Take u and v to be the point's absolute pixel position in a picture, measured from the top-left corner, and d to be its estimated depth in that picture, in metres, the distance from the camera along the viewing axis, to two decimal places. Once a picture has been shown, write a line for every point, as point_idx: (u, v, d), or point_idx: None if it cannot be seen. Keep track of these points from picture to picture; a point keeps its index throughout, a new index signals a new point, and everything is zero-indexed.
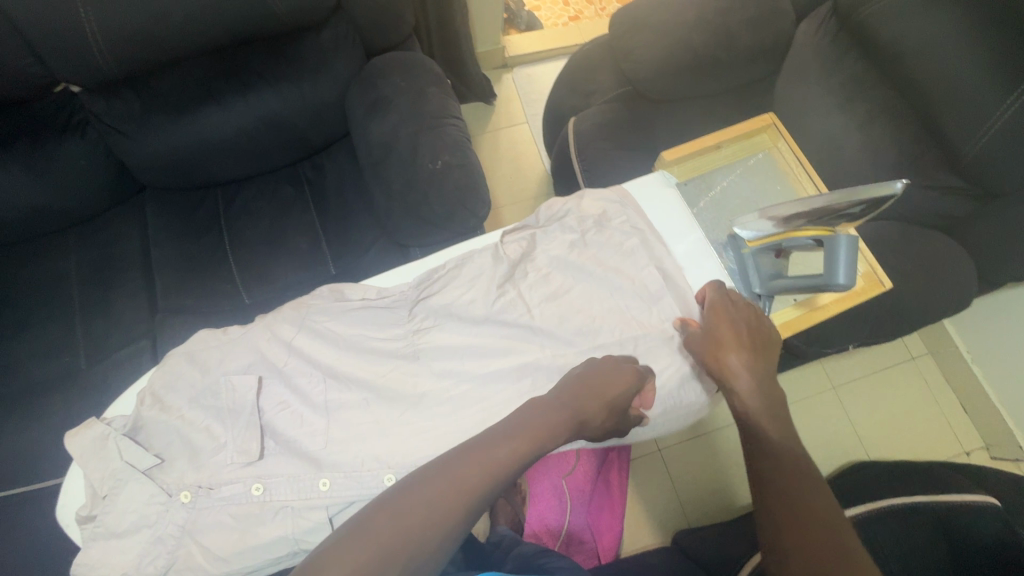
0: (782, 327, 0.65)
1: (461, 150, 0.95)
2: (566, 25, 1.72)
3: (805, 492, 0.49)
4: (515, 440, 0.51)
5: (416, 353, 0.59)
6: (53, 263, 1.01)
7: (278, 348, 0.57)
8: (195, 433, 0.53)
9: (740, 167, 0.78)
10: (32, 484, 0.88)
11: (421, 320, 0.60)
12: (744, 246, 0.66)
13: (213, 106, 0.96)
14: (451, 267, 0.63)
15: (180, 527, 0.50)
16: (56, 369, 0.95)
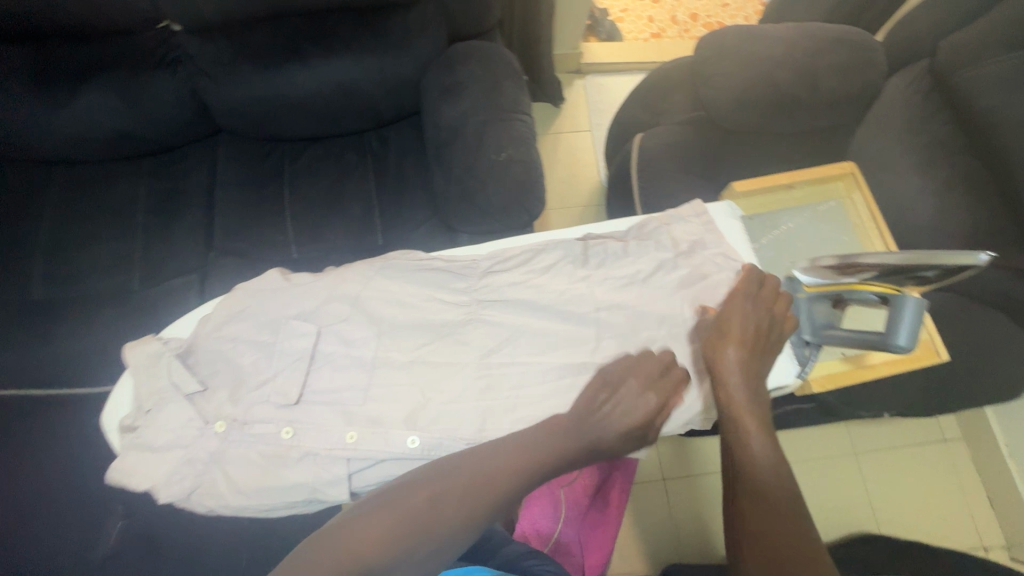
0: (826, 381, 0.62)
1: (525, 145, 0.96)
2: (647, 41, 1.71)
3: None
4: (501, 458, 0.50)
5: (470, 324, 0.58)
6: (128, 187, 1.08)
7: (339, 305, 0.58)
8: (242, 367, 0.56)
9: (809, 212, 0.76)
10: (76, 387, 0.96)
11: (485, 295, 0.59)
12: (800, 289, 0.62)
13: (299, 65, 0.99)
14: (531, 251, 0.62)
15: (209, 453, 0.52)
16: (117, 287, 1.02)
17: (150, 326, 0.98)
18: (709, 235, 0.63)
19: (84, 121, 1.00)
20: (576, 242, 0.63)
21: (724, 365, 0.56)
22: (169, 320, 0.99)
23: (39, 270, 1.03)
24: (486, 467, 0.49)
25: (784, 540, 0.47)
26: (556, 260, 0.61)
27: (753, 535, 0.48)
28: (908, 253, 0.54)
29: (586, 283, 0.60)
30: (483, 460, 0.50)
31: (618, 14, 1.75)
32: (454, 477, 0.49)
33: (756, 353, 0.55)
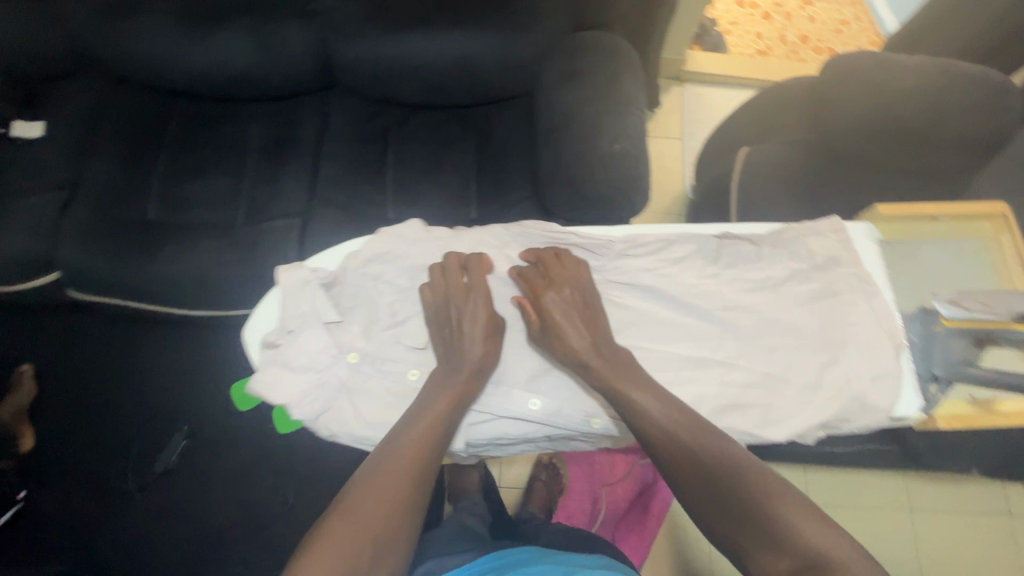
0: (952, 419, 0.58)
1: (638, 141, 0.96)
2: (752, 57, 1.67)
3: (767, 512, 0.50)
4: (414, 438, 0.57)
5: (597, 302, 0.64)
6: (243, 128, 1.12)
7: (480, 264, 0.65)
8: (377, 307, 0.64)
9: (950, 246, 0.70)
10: (191, 307, 1.05)
11: (612, 277, 0.65)
12: (938, 321, 0.60)
13: (426, 32, 1.01)
14: (663, 241, 0.66)
15: (341, 381, 0.61)
16: (222, 219, 1.06)
17: (251, 263, 1.02)
18: (845, 252, 0.64)
19: (216, 60, 1.04)
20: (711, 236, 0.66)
21: (846, 386, 0.58)
22: (269, 258, 1.02)
23: (153, 192, 1.07)
24: (407, 452, 0.56)
25: (736, 484, 0.53)
26: (690, 253, 0.65)
27: (699, 486, 0.54)
28: None
29: (713, 282, 0.64)
30: (397, 449, 0.57)
31: (725, 26, 1.73)
32: (382, 467, 0.56)
33: (597, 325, 0.61)
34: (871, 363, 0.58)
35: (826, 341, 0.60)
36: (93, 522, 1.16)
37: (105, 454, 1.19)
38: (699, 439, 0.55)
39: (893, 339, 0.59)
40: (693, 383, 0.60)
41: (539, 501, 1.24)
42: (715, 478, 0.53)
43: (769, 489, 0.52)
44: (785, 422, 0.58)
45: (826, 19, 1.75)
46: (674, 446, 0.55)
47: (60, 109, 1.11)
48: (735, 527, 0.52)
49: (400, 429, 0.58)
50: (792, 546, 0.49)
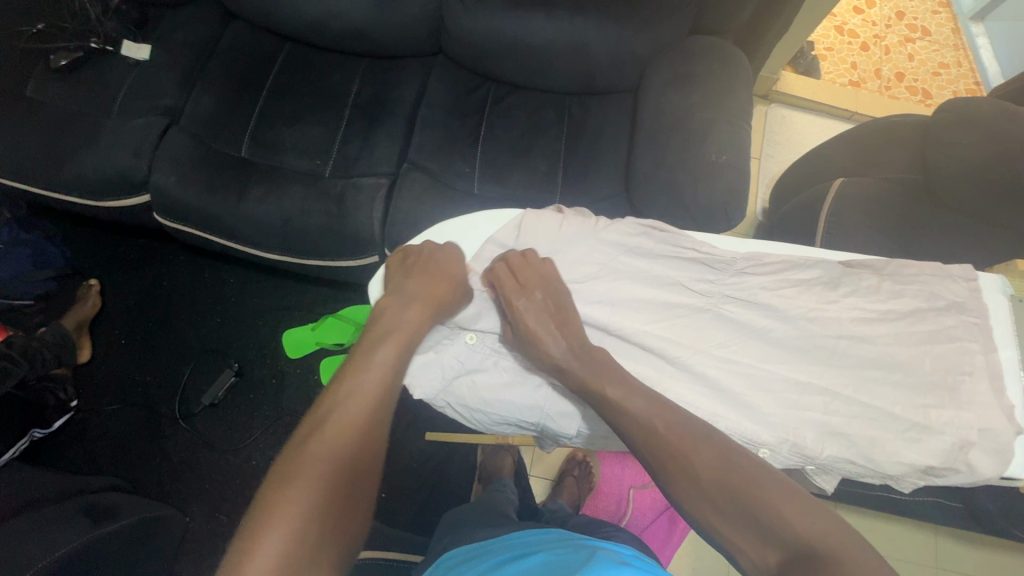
0: None
1: (745, 154, 0.94)
2: (845, 86, 1.63)
3: (753, 504, 0.52)
4: (368, 389, 0.60)
5: (711, 313, 0.65)
6: (344, 81, 1.13)
7: (597, 259, 0.68)
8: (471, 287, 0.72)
9: None
10: (266, 248, 1.06)
11: (730, 291, 0.65)
12: None
13: (545, 13, 1.01)
14: (787, 263, 0.66)
15: (458, 362, 0.67)
16: (311, 167, 1.07)
17: (335, 216, 1.02)
18: (972, 301, 0.63)
19: (333, 9, 1.05)
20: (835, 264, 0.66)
21: (959, 434, 0.57)
22: (353, 212, 1.02)
23: (248, 131, 1.08)
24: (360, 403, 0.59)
25: (713, 479, 0.54)
26: (815, 278, 0.65)
27: (687, 481, 0.55)
28: None
29: (834, 311, 0.63)
30: (346, 403, 0.59)
31: (821, 52, 1.68)
32: (325, 424, 0.57)
33: (568, 327, 0.64)
34: (979, 416, 0.58)
35: (936, 386, 0.60)
36: (138, 442, 1.19)
37: (159, 378, 1.22)
38: (682, 441, 0.56)
39: (1003, 398, 0.58)
40: (799, 409, 0.61)
41: (568, 496, 1.24)
42: (699, 472, 0.55)
43: (748, 472, 0.54)
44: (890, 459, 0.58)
45: (925, 60, 1.70)
46: (660, 450, 0.56)
47: (171, 36, 1.13)
48: (723, 518, 0.53)
49: (350, 383, 0.60)
50: (781, 534, 0.51)
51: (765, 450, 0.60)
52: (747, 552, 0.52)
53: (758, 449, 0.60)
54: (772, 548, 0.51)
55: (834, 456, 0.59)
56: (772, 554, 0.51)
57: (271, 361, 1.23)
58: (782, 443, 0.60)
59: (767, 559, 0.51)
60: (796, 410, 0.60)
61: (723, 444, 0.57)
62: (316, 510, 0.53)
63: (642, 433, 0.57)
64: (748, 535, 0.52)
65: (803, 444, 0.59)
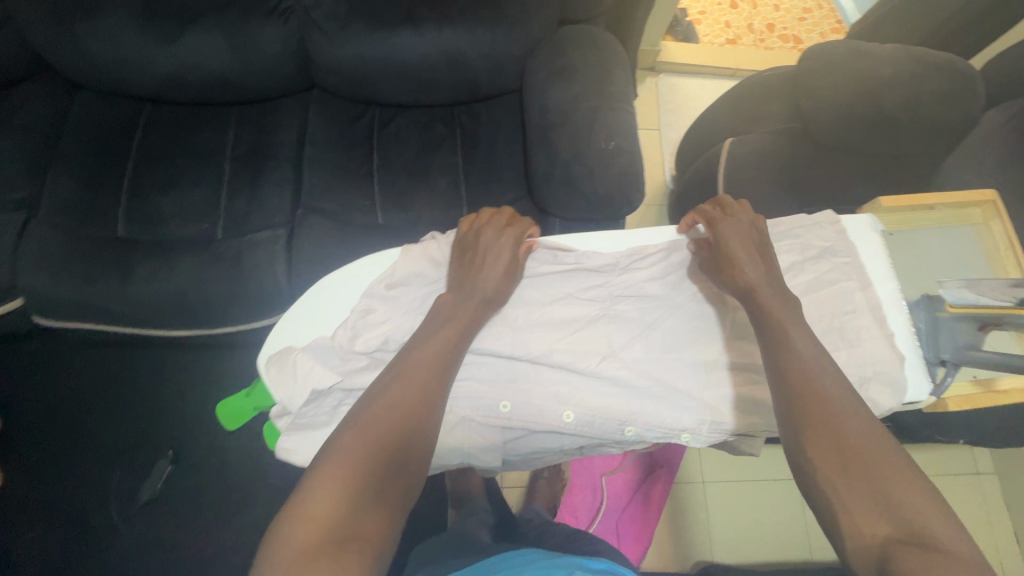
0: (961, 400, 0.60)
1: (632, 137, 0.95)
2: (723, 46, 1.70)
3: (875, 477, 0.50)
4: (379, 416, 0.56)
5: (606, 316, 0.67)
6: (218, 135, 1.07)
7: None
8: (379, 317, 0.66)
9: (950, 234, 0.69)
10: (175, 328, 1.00)
11: (618, 291, 0.68)
12: (942, 309, 0.61)
13: (411, 31, 0.98)
14: (663, 252, 0.70)
15: None
16: (200, 233, 1.01)
17: (236, 278, 0.97)
18: (841, 242, 0.64)
19: (187, 61, 0.99)
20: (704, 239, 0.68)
21: (858, 374, 0.59)
22: (253, 274, 0.97)
23: (123, 208, 1.01)
24: (374, 429, 0.56)
25: (856, 448, 0.52)
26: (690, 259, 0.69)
27: (821, 439, 0.53)
28: None
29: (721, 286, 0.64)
30: (360, 429, 0.56)
31: (695, 16, 1.74)
32: (383, 392, 0.58)
33: (767, 255, 0.64)
34: (869, 352, 0.59)
35: (827, 332, 0.61)
36: (77, 559, 1.09)
37: (86, 486, 1.12)
38: (828, 405, 0.54)
39: (886, 329, 0.60)
40: (710, 388, 0.64)
41: (543, 499, 1.25)
42: (841, 440, 0.52)
43: (883, 451, 0.51)
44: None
45: (790, 8, 1.80)
46: (807, 407, 0.54)
47: (12, 119, 1.03)
48: (844, 481, 0.51)
49: (361, 413, 0.57)
50: (886, 511, 0.48)
51: (688, 434, 0.63)
52: (858, 523, 0.48)
53: (681, 435, 0.62)
54: (888, 524, 0.48)
55: (760, 422, 0.62)
56: (885, 528, 0.47)
57: (208, 438, 1.16)
58: (702, 425, 0.62)
59: (867, 531, 0.48)
60: (706, 394, 0.63)
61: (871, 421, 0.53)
62: (368, 478, 0.53)
63: (802, 382, 0.56)
64: (862, 506, 0.49)
65: (724, 418, 0.62)
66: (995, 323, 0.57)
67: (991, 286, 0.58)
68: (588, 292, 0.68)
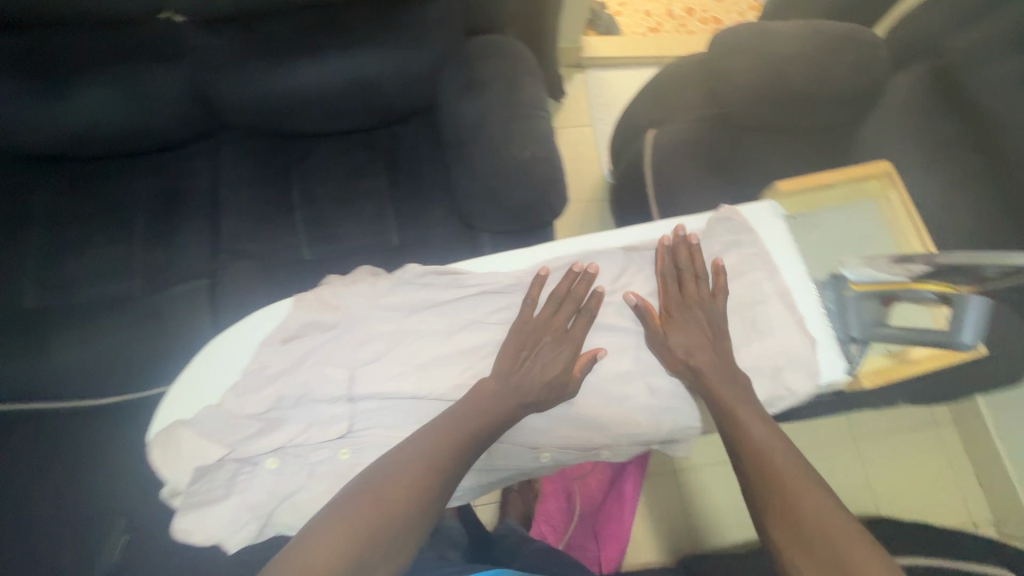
0: (873, 374, 0.64)
1: (550, 143, 0.95)
2: (645, 35, 1.71)
3: (777, 479, 0.57)
4: (398, 484, 0.56)
5: (514, 343, 0.66)
6: (125, 188, 1.02)
7: (384, 330, 0.64)
8: (273, 374, 0.62)
9: (849, 208, 0.73)
10: (93, 398, 0.92)
11: (525, 313, 0.67)
12: (847, 287, 0.64)
13: (312, 60, 0.95)
14: (570, 264, 0.68)
15: (270, 492, 0.59)
16: (116, 293, 0.96)
17: (158, 336, 0.93)
18: (747, 235, 0.67)
19: (78, 117, 0.94)
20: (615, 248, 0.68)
21: (766, 367, 0.64)
22: (178, 331, 0.93)
23: (28, 277, 0.95)
24: (390, 499, 0.55)
25: (811, 524, 0.54)
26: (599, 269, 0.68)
27: (779, 518, 0.55)
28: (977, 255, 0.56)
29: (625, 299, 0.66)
30: (377, 495, 0.55)
31: (615, 8, 1.75)
32: (407, 455, 0.58)
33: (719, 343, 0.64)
34: (779, 343, 0.64)
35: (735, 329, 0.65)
36: None
37: None
38: (782, 479, 0.57)
39: (796, 313, 0.63)
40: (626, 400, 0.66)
41: (517, 512, 1.24)
42: (800, 517, 0.54)
43: (837, 523, 0.53)
44: (698, 407, 0.67)
45: None
46: (762, 487, 0.57)
47: None
48: (805, 562, 0.53)
49: (386, 473, 0.57)
50: (794, 524, 0.54)
51: (605, 449, 0.68)
52: None
53: (600, 450, 0.67)
54: None
55: (669, 423, 0.66)
56: None
57: None
58: (619, 437, 0.66)
59: None
60: (622, 406, 0.66)
61: (773, 425, 0.61)
62: (374, 548, 0.52)
63: (758, 459, 0.59)
64: None
65: (634, 430, 0.66)
66: (896, 297, 0.60)
67: (889, 263, 0.62)
68: (496, 318, 0.66)
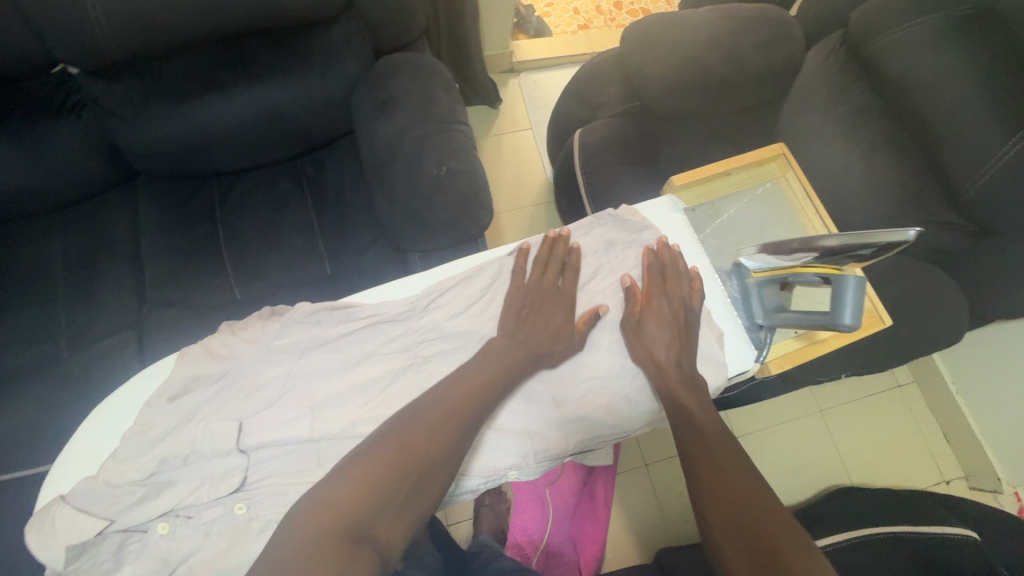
0: (782, 360, 0.69)
1: (467, 156, 0.94)
2: (575, 33, 1.71)
3: (716, 471, 0.59)
4: (420, 430, 0.58)
5: (416, 369, 0.65)
6: (41, 247, 0.99)
7: (280, 372, 0.64)
8: (160, 432, 0.61)
9: (747, 195, 0.80)
10: (14, 471, 0.87)
11: (422, 335, 0.66)
12: (749, 275, 0.70)
13: (217, 96, 0.93)
14: (464, 279, 0.69)
15: (161, 559, 0.56)
16: (40, 356, 0.93)
17: (87, 396, 0.91)
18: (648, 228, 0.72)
19: None
20: (506, 258, 0.70)
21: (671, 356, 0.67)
22: (105, 390, 0.91)
23: None
24: (415, 445, 0.56)
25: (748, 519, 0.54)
26: (496, 279, 0.69)
27: (717, 513, 0.56)
28: (842, 236, 0.57)
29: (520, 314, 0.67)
30: (399, 442, 0.56)
31: (543, 9, 1.75)
32: (424, 405, 0.60)
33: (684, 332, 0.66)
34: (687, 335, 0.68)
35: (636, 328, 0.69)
36: None
37: None
38: (723, 475, 0.59)
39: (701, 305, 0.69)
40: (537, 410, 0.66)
41: (490, 526, 1.23)
42: (737, 511, 0.55)
43: (772, 523, 0.53)
44: (609, 412, 0.66)
45: None
46: (703, 482, 0.59)
47: None
48: (740, 556, 0.52)
49: (408, 419, 0.59)
50: (733, 516, 0.55)
51: (515, 470, 0.64)
52: None
53: (507, 473, 0.64)
54: None
55: (580, 432, 0.65)
56: None
57: None
58: (527, 457, 0.64)
59: None
60: (536, 417, 0.66)
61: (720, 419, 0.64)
62: (393, 490, 0.53)
63: (702, 444, 0.61)
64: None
65: (545, 445, 0.64)
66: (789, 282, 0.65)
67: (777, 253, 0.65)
68: (394, 344, 0.66)
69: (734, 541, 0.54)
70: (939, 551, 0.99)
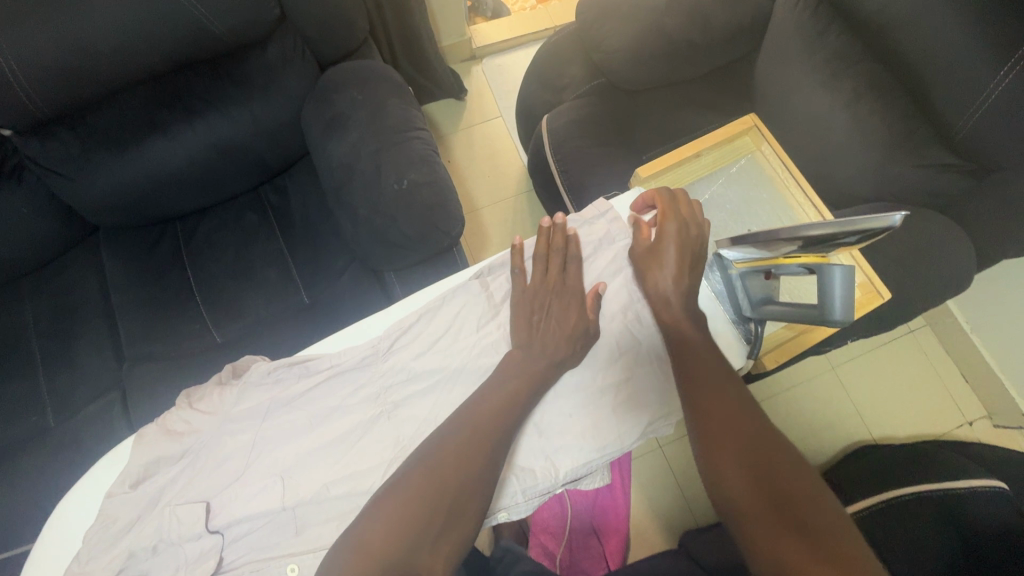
0: (776, 354, 0.72)
1: (428, 165, 0.89)
2: (534, 8, 1.63)
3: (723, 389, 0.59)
4: (447, 455, 0.57)
5: (388, 416, 0.64)
6: (12, 317, 0.97)
7: (246, 442, 0.63)
8: (125, 524, 0.59)
9: (722, 176, 0.84)
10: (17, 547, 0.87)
11: (388, 381, 0.65)
12: (731, 266, 0.69)
13: (159, 137, 0.89)
14: (426, 315, 0.65)
15: None
16: (27, 429, 0.91)
17: (84, 462, 0.89)
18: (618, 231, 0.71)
19: None
20: (470, 281, 0.68)
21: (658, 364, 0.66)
22: (97, 455, 0.89)
23: None
24: (444, 471, 0.56)
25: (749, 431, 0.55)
26: (461, 310, 0.67)
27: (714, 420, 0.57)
28: (821, 227, 0.54)
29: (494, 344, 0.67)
30: (428, 470, 0.56)
31: None
32: (451, 428, 0.59)
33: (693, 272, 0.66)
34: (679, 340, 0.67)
35: (614, 342, 0.68)
36: None
37: None
38: (729, 394, 0.59)
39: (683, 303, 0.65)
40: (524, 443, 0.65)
41: (511, 528, 1.22)
42: (739, 423, 0.56)
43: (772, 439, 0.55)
44: (592, 436, 0.64)
45: None
46: (707, 392, 0.59)
47: None
48: (731, 454, 0.54)
49: (437, 445, 0.58)
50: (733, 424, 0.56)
51: (504, 511, 0.63)
52: (731, 488, 0.53)
53: (499, 514, 0.63)
54: (762, 495, 0.51)
55: (569, 462, 0.63)
56: (761, 503, 0.50)
57: None
58: (515, 497, 0.63)
59: (737, 498, 0.52)
60: (524, 450, 0.64)
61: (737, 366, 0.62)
62: (429, 518, 0.53)
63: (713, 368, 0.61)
64: (744, 480, 0.52)
65: (533, 481, 0.63)
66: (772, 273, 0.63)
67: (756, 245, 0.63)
68: (358, 396, 0.64)
69: (729, 443, 0.55)
70: (966, 505, 0.95)
